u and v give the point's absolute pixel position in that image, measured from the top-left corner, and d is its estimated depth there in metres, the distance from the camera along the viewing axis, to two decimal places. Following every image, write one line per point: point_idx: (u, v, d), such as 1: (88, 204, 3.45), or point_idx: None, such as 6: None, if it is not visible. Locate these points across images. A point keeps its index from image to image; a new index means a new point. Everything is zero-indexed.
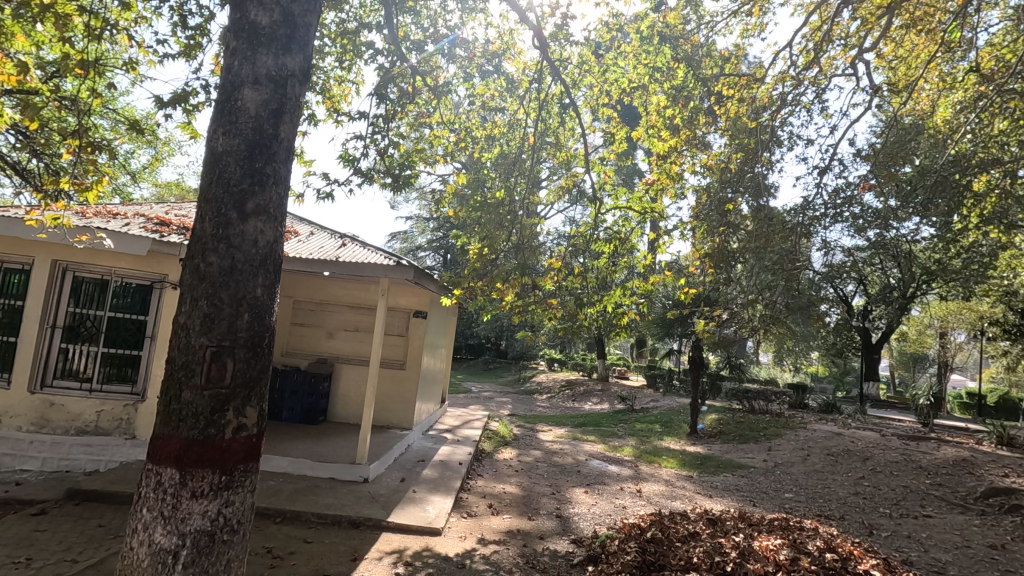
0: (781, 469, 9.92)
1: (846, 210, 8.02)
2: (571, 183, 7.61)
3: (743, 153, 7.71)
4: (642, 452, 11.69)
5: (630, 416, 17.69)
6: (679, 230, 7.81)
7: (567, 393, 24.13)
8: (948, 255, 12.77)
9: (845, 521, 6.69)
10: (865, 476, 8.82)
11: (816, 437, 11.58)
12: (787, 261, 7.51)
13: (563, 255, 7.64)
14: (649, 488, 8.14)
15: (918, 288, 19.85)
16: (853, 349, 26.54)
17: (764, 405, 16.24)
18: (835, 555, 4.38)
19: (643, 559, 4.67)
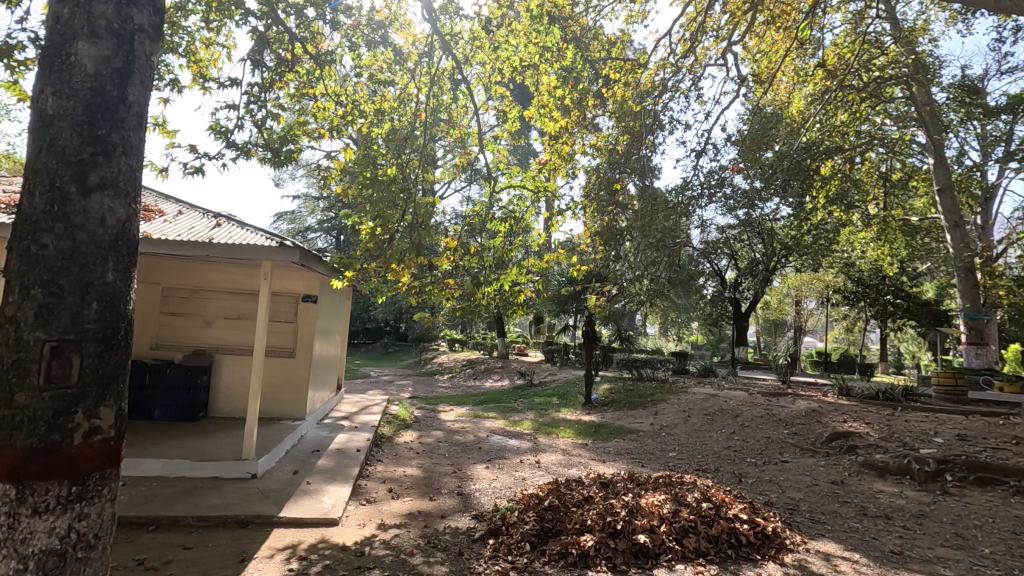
0: (665, 430, 10.77)
1: (720, 190, 8.71)
2: (466, 162, 7.55)
3: (630, 135, 8.13)
4: (541, 424, 12.13)
5: (529, 391, 18.26)
6: (571, 210, 8.08)
7: (468, 372, 24.36)
8: (801, 231, 14.42)
9: (719, 473, 7.42)
10: (736, 431, 9.82)
11: (695, 399, 12.69)
12: (668, 238, 7.99)
13: (459, 234, 7.50)
14: (547, 458, 8.47)
15: (778, 261, 22.35)
16: (726, 318, 29.36)
17: (650, 373, 17.49)
18: (709, 504, 4.91)
19: (540, 527, 4.89)
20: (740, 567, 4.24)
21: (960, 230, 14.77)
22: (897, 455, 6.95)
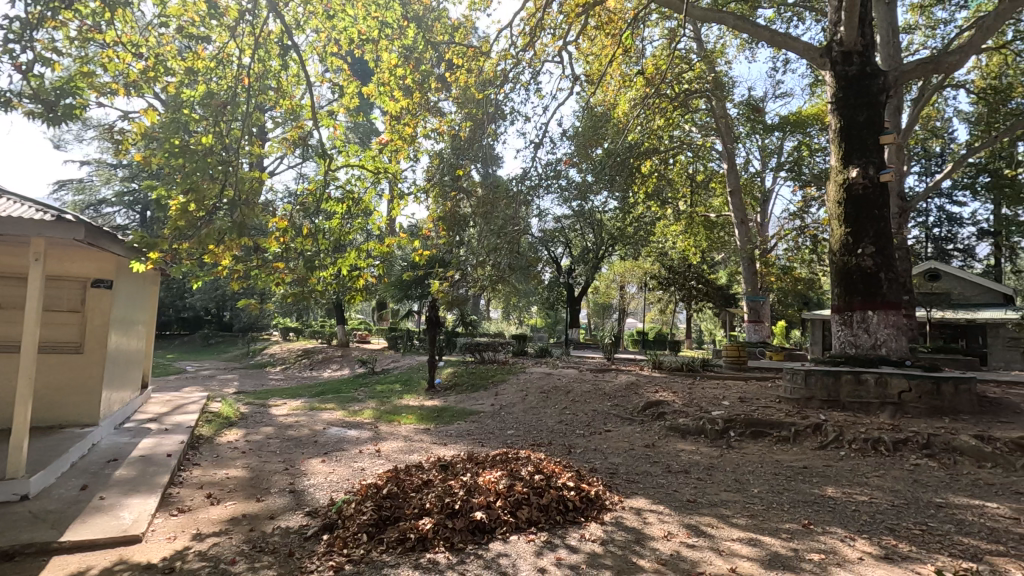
0: (505, 410, 11.25)
1: (556, 181, 9.20)
2: (298, 136, 6.99)
3: (472, 122, 8.25)
4: (382, 413, 11.87)
5: (371, 379, 17.76)
6: (413, 193, 7.95)
7: (304, 363, 22.90)
8: (625, 222, 16.00)
9: (552, 446, 7.96)
10: (567, 406, 10.61)
11: (532, 378, 13.44)
12: (509, 225, 8.22)
13: (291, 214, 6.93)
14: (388, 445, 8.33)
15: (605, 250, 24.57)
16: (561, 302, 31.50)
17: (492, 356, 18.11)
18: (541, 476, 5.29)
19: (379, 516, 4.82)
20: (566, 530, 4.62)
21: (745, 226, 17.59)
22: (695, 417, 8.09)
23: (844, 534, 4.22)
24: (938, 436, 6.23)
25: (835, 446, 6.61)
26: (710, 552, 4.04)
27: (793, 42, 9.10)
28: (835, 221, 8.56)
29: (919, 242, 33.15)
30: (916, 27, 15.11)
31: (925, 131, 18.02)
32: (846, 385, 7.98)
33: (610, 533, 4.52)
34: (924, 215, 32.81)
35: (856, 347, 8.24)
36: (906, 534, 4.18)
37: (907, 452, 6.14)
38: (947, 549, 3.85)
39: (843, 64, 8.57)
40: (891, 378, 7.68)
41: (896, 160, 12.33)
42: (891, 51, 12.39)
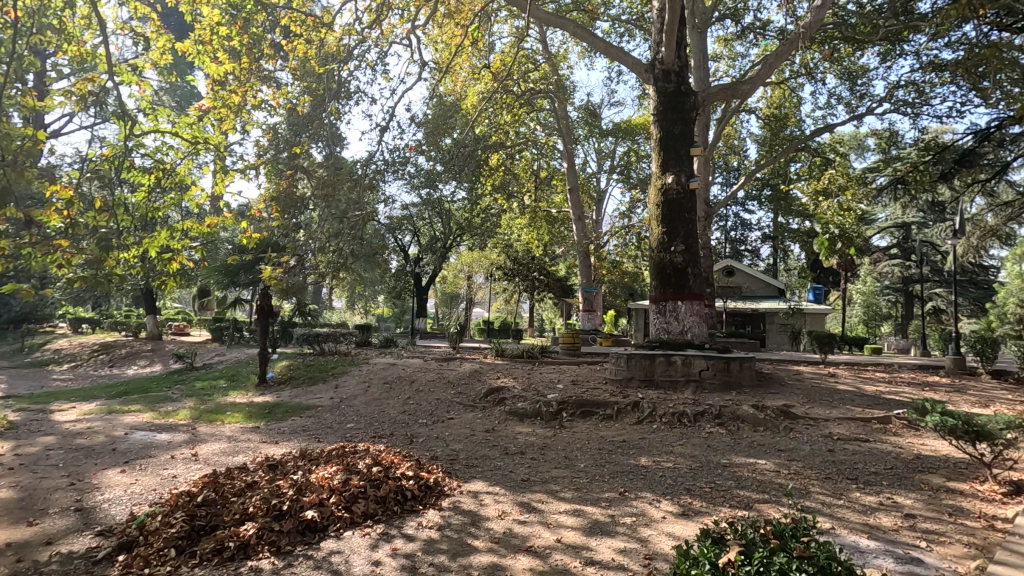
0: (345, 403, 10.79)
1: (403, 168, 8.82)
2: (90, 89, 5.90)
3: (312, 96, 7.79)
4: (202, 413, 10.63)
5: (189, 376, 15.81)
6: (241, 169, 7.20)
7: (102, 360, 19.59)
8: (472, 213, 16.25)
9: (394, 436, 7.83)
10: (411, 396, 10.51)
11: (375, 369, 13.06)
12: (352, 210, 7.66)
13: (79, 182, 5.81)
14: (207, 448, 7.49)
15: (453, 239, 24.77)
16: (408, 291, 31.08)
17: (333, 347, 17.23)
18: (379, 468, 5.20)
19: (191, 527, 4.33)
20: (404, 520, 4.58)
21: (582, 222, 18.98)
22: (533, 401, 8.54)
23: (652, 497, 4.79)
24: (727, 407, 7.36)
25: (649, 421, 7.46)
26: (539, 526, 4.30)
27: (624, 56, 9.96)
28: (654, 221, 9.60)
29: (720, 243, 38.77)
30: (721, 57, 17.52)
31: (726, 147, 21.04)
32: (659, 366, 9.05)
33: (447, 517, 4.58)
34: (724, 220, 38.43)
35: (668, 332, 9.38)
36: (700, 491, 4.88)
37: (704, 422, 7.16)
38: (729, 501, 4.56)
39: (663, 81, 9.60)
40: (693, 359, 8.88)
41: (703, 170, 14.21)
42: (701, 75, 14.23)
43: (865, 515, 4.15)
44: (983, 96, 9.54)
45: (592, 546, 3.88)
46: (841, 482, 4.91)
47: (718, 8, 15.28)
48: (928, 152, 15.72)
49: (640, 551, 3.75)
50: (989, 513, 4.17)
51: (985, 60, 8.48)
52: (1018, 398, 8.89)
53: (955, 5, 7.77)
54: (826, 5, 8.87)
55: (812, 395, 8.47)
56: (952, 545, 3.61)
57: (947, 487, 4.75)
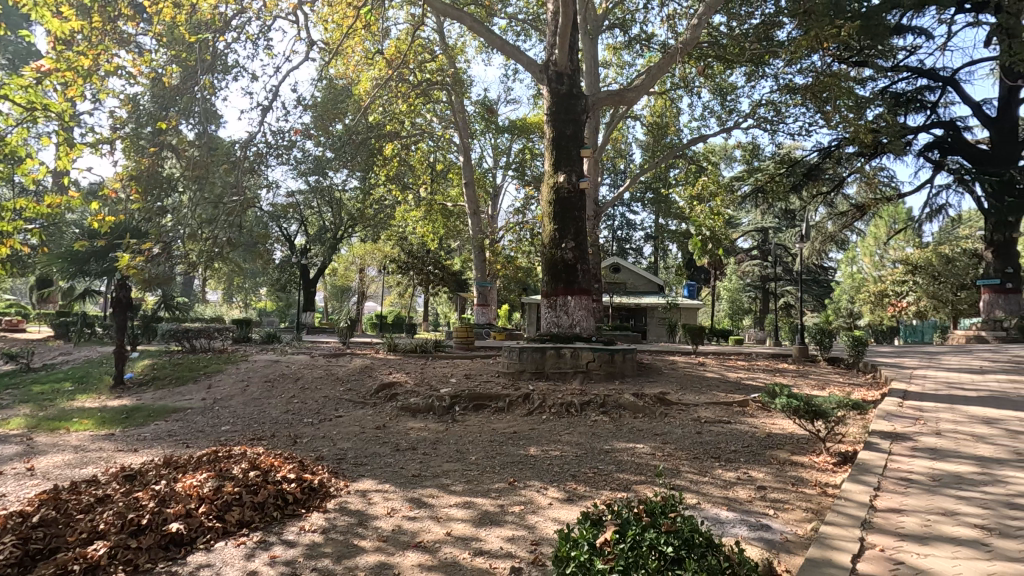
0: (219, 404, 9.95)
1: (289, 151, 8.17)
2: None
3: (182, 68, 7.14)
4: (41, 421, 9.26)
5: (24, 379, 13.68)
6: (93, 143, 6.37)
7: None
8: (364, 203, 15.69)
9: (275, 438, 7.37)
10: (295, 394, 9.95)
11: (255, 366, 12.16)
12: (228, 194, 6.93)
13: None
14: (46, 461, 6.53)
15: (344, 230, 23.77)
16: (294, 284, 29.32)
17: (205, 343, 15.80)
18: (257, 472, 4.88)
19: (22, 553, 3.77)
20: (284, 525, 4.33)
21: (477, 217, 19.06)
22: (425, 396, 8.45)
23: (540, 485, 4.95)
24: (610, 397, 7.80)
25: (539, 412, 7.70)
26: (429, 521, 4.27)
27: (520, 55, 10.13)
28: (547, 219, 9.90)
29: (608, 241, 40.91)
30: (611, 64, 18.44)
31: (614, 150, 22.20)
32: (549, 359, 9.36)
33: (332, 520, 4.40)
34: (612, 220, 40.61)
35: (558, 326, 9.73)
36: (584, 477, 5.12)
37: (589, 411, 7.53)
38: (610, 484, 4.85)
39: (556, 83, 9.92)
40: (581, 351, 9.29)
41: (593, 171, 14.88)
42: (592, 80, 14.89)
43: (726, 489, 4.61)
44: (825, 119, 10.96)
45: (481, 537, 3.93)
46: (707, 461, 5.41)
47: (609, 17, 16.06)
48: (783, 166, 17.76)
49: (527, 538, 3.86)
50: (822, 480, 4.82)
51: (827, 87, 9.74)
52: (847, 381, 10.36)
53: (806, 36, 8.85)
54: (702, 25, 9.66)
55: (685, 383, 9.24)
56: (793, 511, 4.13)
57: (791, 461, 5.42)
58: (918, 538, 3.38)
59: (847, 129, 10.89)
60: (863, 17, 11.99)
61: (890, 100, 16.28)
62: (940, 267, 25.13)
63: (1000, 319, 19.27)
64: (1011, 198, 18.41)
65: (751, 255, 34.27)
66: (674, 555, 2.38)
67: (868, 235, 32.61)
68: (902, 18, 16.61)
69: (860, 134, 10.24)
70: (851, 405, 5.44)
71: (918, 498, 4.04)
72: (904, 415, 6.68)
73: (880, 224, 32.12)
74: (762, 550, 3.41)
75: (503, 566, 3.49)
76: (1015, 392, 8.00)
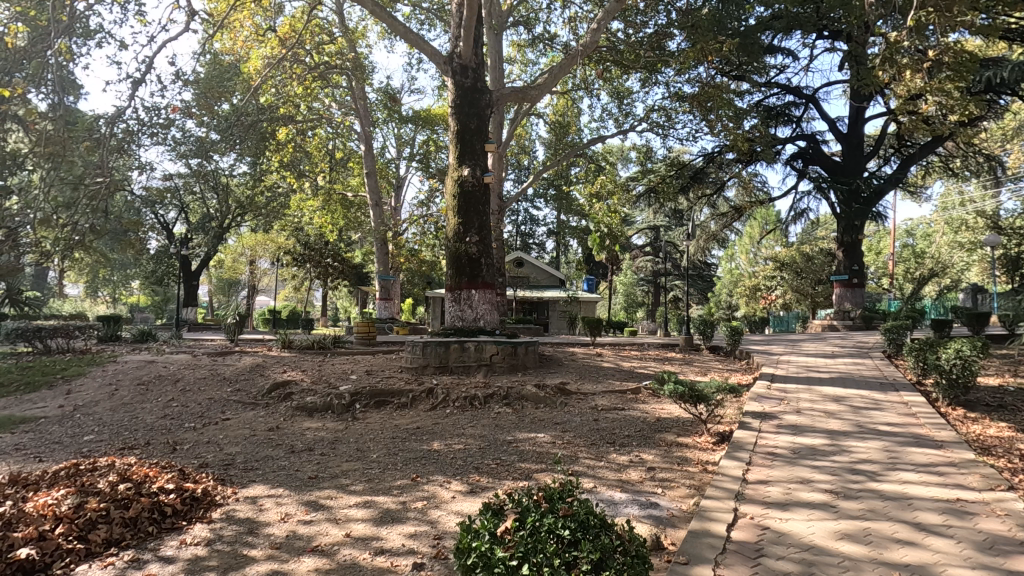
0: (81, 411, 8.86)
1: (163, 130, 7.41)
2: None
3: (30, 27, 6.21)
4: None
5: None
6: None
7: None
8: (257, 189, 14.66)
9: (149, 446, 6.68)
10: (175, 397, 9.08)
11: (126, 368, 10.95)
12: (90, 176, 6.12)
13: None
14: None
15: (230, 218, 22.17)
16: (173, 277, 26.81)
17: (64, 344, 13.90)
18: (128, 484, 4.42)
19: None
20: (161, 541, 3.95)
21: (379, 208, 18.53)
22: (323, 394, 8.08)
23: (443, 479, 4.94)
24: (513, 389, 7.94)
25: (442, 406, 7.66)
26: (326, 524, 4.11)
27: (423, 45, 9.93)
28: (450, 212, 9.85)
29: (512, 235, 41.53)
30: (515, 61, 18.67)
31: (517, 146, 22.51)
32: (453, 353, 9.33)
33: (218, 530, 4.09)
34: (515, 215, 41.25)
35: (462, 320, 9.77)
36: (488, 468, 5.18)
37: (492, 404, 7.61)
38: (512, 474, 4.95)
39: (460, 75, 9.86)
40: (485, 345, 9.35)
41: (497, 166, 14.99)
42: (496, 75, 15.02)
43: (620, 472, 4.88)
44: (709, 127, 11.88)
45: (381, 536, 3.85)
46: (602, 447, 5.69)
47: (514, 13, 16.25)
48: (672, 168, 18.96)
49: (430, 533, 3.85)
50: (703, 459, 5.25)
51: (711, 98, 10.58)
52: (726, 367, 11.37)
53: (694, 49, 9.57)
54: (601, 29, 10.02)
55: (584, 373, 9.64)
56: (678, 488, 4.48)
57: (677, 442, 5.86)
58: (781, 505, 3.80)
59: (727, 136, 11.88)
60: (741, 36, 13.13)
61: (763, 113, 18.03)
62: (802, 264, 28.41)
63: (848, 310, 22.11)
64: (858, 204, 21.17)
65: (644, 251, 36.36)
66: (571, 537, 2.48)
67: (745, 235, 35.88)
68: (774, 39, 18.40)
69: (738, 143, 11.24)
70: (728, 389, 5.97)
71: (782, 469, 4.55)
72: (771, 396, 7.49)
73: (755, 224, 35.49)
74: (650, 527, 3.67)
75: (405, 563, 3.45)
76: (859, 373, 9.23)
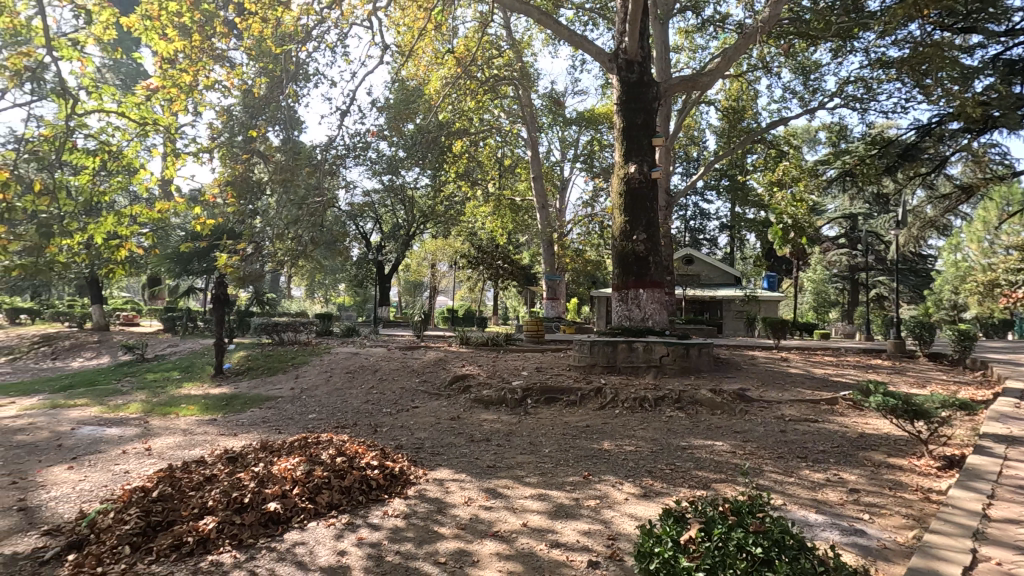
0: (306, 393, 10.61)
1: (363, 152, 8.52)
2: (23, 66, 5.54)
3: (268, 78, 7.59)
4: (155, 406, 10.23)
5: (140, 366, 15.46)
6: (195, 152, 6.83)
7: (43, 353, 19.61)
8: (437, 199, 16.11)
9: (357, 426, 7.75)
10: (375, 385, 10.39)
11: (337, 358, 12.84)
12: (312, 196, 7.31)
13: (16, 164, 5.37)
14: (161, 443, 7.16)
15: (415, 227, 24.72)
16: (371, 280, 30.74)
17: (293, 337, 16.75)
18: (344, 458, 5.18)
19: (147, 523, 4.18)
20: (369, 509, 4.56)
21: (545, 211, 18.95)
22: (498, 388, 8.57)
23: (615, 479, 4.92)
24: (686, 392, 7.58)
25: (612, 406, 7.62)
26: (505, 511, 4.36)
27: (588, 45, 9.96)
28: (617, 210, 9.74)
29: (680, 232, 39.64)
30: (683, 48, 17.80)
31: (686, 138, 21.42)
32: (621, 353, 9.25)
33: (413, 506, 4.59)
34: (684, 210, 39.33)
35: (630, 319, 9.58)
36: (661, 473, 5.02)
37: (664, 407, 7.36)
38: (688, 482, 4.74)
39: (626, 71, 9.70)
40: (654, 346, 9.08)
41: (664, 160, 14.45)
42: (662, 66, 14.51)
43: (814, 491, 4.38)
44: (926, 95, 10.05)
45: (557, 529, 3.97)
46: (792, 461, 5.16)
47: None
48: (874, 146, 16.38)
49: (603, 533, 3.85)
50: (924, 486, 4.46)
51: (929, 59, 8.93)
52: (952, 379, 9.51)
53: (904, 5, 8.18)
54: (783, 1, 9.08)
55: (766, 380, 8.82)
56: (892, 517, 3.87)
57: (887, 463, 5.06)
58: None
59: (952, 103, 9.92)
60: None
61: (1004, 69, 14.68)
62: None
63: None
64: None
65: (838, 244, 32.00)
66: (765, 556, 2.28)
67: (976, 220, 29.51)
68: None
69: (967, 109, 9.31)
70: (960, 404, 4.98)
71: None
72: (1021, 417, 6.06)
73: (992, 207, 29.00)
74: (857, 557, 3.22)
75: (580, 559, 3.51)
76: None
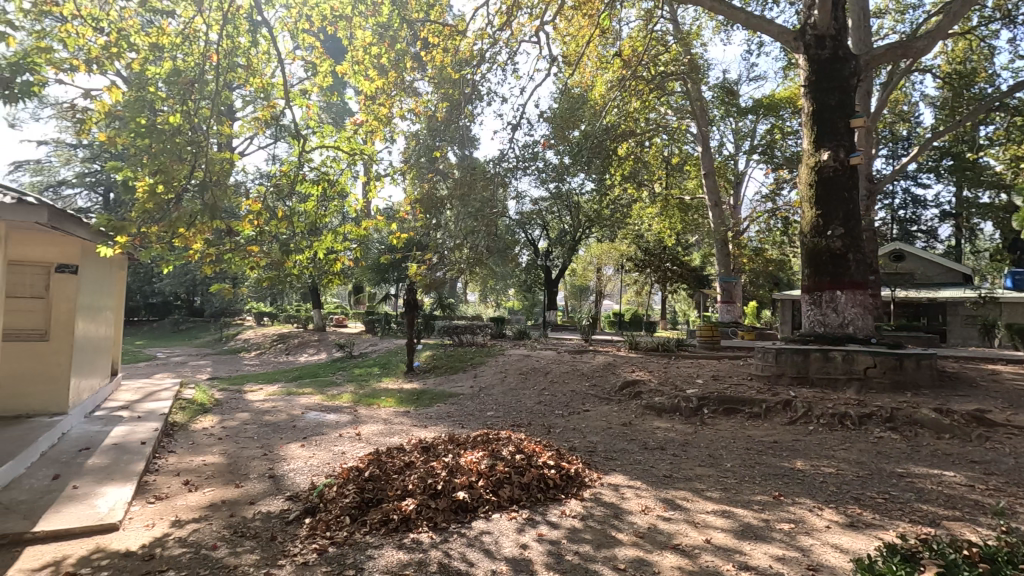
0: (484, 392, 11.36)
1: (532, 163, 8.87)
2: (268, 116, 6.83)
3: (449, 102, 8.28)
4: (361, 397, 11.82)
5: (348, 362, 17.99)
6: (391, 175, 7.75)
7: (279, 348, 23.92)
8: (603, 203, 16.10)
9: (531, 426, 8.07)
10: (546, 387, 10.72)
11: (510, 360, 13.52)
12: (487, 207, 7.81)
13: (264, 196, 6.59)
14: (367, 429, 8.24)
15: (581, 231, 24.98)
16: (539, 285, 31.81)
17: (471, 339, 18.03)
18: (522, 456, 5.43)
19: (361, 499, 4.83)
20: (546, 507, 4.72)
21: (718, 208, 17.72)
22: (671, 395, 8.26)
23: (812, 504, 4.42)
24: (900, 410, 6.51)
25: (804, 421, 6.86)
26: (685, 525, 4.18)
27: (768, 26, 9.14)
28: (806, 204, 8.76)
29: (885, 224, 34.16)
30: (887, 11, 15.38)
31: (892, 114, 18.43)
32: (814, 363, 8.27)
33: (589, 508, 4.63)
34: (889, 198, 33.83)
35: (824, 325, 8.53)
36: (871, 502, 4.38)
37: (871, 426, 6.41)
38: (908, 516, 4.06)
39: (815, 48, 8.69)
40: (856, 356, 7.96)
41: (864, 143, 12.63)
42: (859, 35, 12.72)
43: None
44: None
45: (745, 551, 3.69)
46: None
47: None
48: None
49: (801, 561, 3.49)
50: None
51: None
52: None
53: None
54: None
55: (1015, 401, 7.17)
56: None
57: None
58: None
59: None
60: None
61: None
62: None
63: None
64: None
65: None
66: None
67: None
68: None
69: None
70: None
71: None
72: None
73: None
74: None
75: None
76: None
